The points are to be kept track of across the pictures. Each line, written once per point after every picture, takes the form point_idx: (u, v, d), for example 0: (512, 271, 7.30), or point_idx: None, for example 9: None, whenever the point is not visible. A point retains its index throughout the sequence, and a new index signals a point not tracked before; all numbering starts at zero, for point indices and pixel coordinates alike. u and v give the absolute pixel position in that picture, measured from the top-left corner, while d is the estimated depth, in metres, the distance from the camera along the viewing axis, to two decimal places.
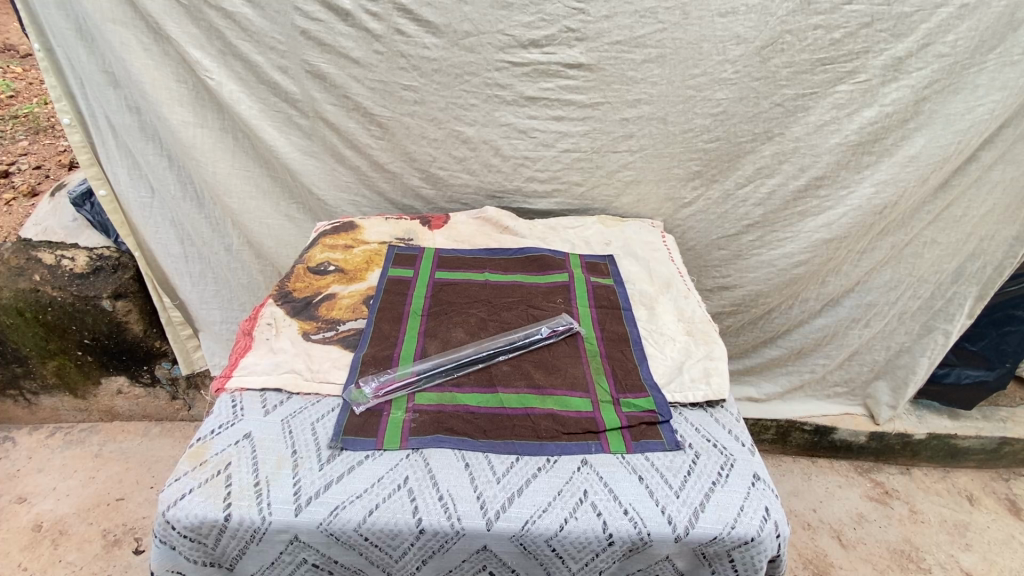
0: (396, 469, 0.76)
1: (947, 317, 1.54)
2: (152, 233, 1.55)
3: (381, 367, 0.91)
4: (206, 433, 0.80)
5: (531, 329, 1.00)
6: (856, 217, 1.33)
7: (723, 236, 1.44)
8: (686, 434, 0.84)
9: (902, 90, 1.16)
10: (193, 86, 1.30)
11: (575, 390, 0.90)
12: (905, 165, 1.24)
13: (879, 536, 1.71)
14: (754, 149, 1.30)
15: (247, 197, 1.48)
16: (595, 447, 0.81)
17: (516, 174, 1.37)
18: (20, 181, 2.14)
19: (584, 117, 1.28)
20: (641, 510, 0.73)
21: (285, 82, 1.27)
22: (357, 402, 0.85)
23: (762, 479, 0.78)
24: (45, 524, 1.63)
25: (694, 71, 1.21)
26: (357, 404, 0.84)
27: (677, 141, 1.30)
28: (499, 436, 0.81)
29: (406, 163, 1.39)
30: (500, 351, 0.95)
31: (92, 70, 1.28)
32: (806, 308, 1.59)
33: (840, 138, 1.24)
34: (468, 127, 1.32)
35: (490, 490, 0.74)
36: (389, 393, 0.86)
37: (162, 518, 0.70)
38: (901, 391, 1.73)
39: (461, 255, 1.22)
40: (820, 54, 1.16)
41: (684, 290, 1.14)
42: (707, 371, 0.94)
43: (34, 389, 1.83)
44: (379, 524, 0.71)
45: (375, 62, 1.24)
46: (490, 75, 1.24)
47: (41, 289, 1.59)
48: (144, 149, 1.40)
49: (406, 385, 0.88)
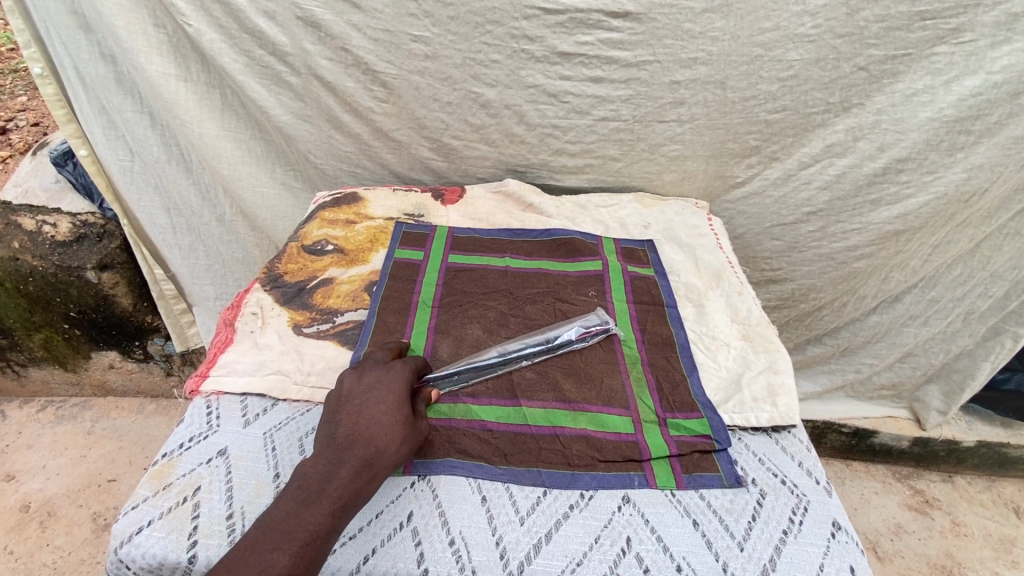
0: (398, 502, 0.63)
1: (1019, 318, 1.36)
2: (137, 200, 1.41)
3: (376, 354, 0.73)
4: (173, 447, 0.67)
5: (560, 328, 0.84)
6: (937, 206, 1.15)
7: (777, 223, 1.27)
8: (748, 466, 0.70)
9: (1015, 55, 0.97)
10: (173, 33, 1.14)
11: (612, 406, 0.75)
12: (1006, 148, 1.06)
13: (918, 549, 1.58)
14: (826, 122, 1.11)
15: (238, 162, 1.33)
16: (638, 480, 0.67)
17: (543, 145, 1.21)
18: (16, 140, 2.02)
19: (627, 78, 1.09)
20: (697, 567, 0.59)
21: (273, 31, 1.10)
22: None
23: (843, 529, 0.64)
24: (33, 504, 1.55)
25: (765, 25, 1.01)
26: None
27: (735, 110, 1.11)
28: (522, 462, 0.68)
29: (415, 130, 1.22)
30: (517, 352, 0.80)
31: (57, 10, 1.12)
32: (862, 306, 1.42)
33: (932, 111, 1.05)
34: (488, 88, 1.14)
35: (511, 534, 0.61)
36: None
37: (115, 556, 0.58)
38: (955, 397, 1.55)
39: (479, 235, 1.07)
40: (921, 6, 0.96)
41: (737, 284, 0.98)
42: (772, 388, 0.78)
43: (22, 361, 1.73)
44: (376, 574, 0.58)
45: (380, 7, 1.06)
46: (517, 25, 1.05)
47: (20, 257, 1.45)
48: (123, 106, 1.25)
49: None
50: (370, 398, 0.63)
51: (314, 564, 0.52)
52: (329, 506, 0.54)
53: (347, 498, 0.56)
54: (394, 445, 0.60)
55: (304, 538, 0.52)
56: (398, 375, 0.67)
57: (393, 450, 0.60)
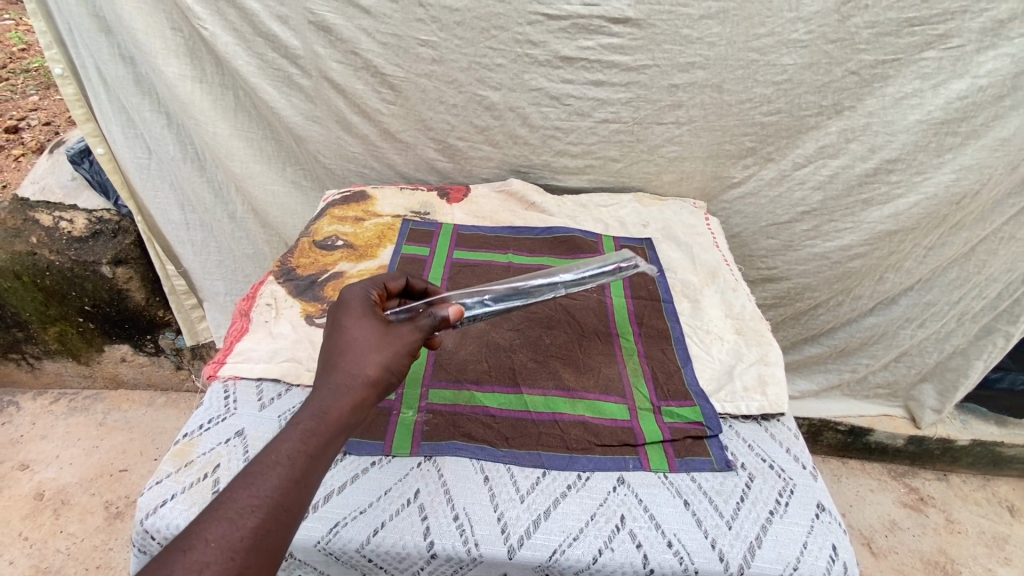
0: (406, 480, 0.67)
1: (1010, 317, 1.39)
2: (152, 197, 1.46)
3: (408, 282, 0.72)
4: (193, 428, 0.71)
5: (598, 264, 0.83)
6: (927, 207, 1.19)
7: (773, 223, 1.31)
8: (738, 451, 0.74)
9: (1000, 60, 1.00)
10: (189, 36, 1.18)
11: (609, 394, 0.79)
12: (993, 150, 1.09)
13: (911, 545, 1.61)
14: (820, 124, 1.15)
15: (250, 161, 1.37)
16: (633, 463, 0.71)
17: (545, 146, 1.25)
18: (28, 138, 2.07)
19: (627, 82, 1.13)
20: (688, 543, 0.63)
21: (285, 34, 1.14)
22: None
23: (826, 510, 0.67)
24: (47, 493, 1.60)
25: (760, 31, 1.04)
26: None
27: (732, 112, 1.15)
28: (523, 445, 0.72)
29: (422, 131, 1.26)
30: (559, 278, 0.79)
31: (79, 13, 1.16)
32: (857, 305, 1.45)
33: (921, 114, 1.08)
34: (493, 91, 1.18)
35: (512, 511, 0.65)
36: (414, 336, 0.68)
37: (141, 526, 0.62)
38: (949, 395, 1.58)
39: (483, 233, 1.11)
40: (910, 12, 0.99)
41: (732, 281, 1.01)
42: (763, 378, 0.82)
43: (36, 353, 1.77)
44: (384, 546, 0.62)
45: (389, 11, 1.10)
46: (521, 30, 1.09)
47: (38, 252, 1.50)
48: (140, 105, 1.30)
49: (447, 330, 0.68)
50: (329, 330, 0.59)
51: (282, 493, 0.47)
52: (298, 429, 0.50)
53: (319, 421, 0.51)
54: (362, 361, 0.55)
55: (269, 463, 0.48)
56: (360, 298, 0.62)
57: (365, 367, 0.55)
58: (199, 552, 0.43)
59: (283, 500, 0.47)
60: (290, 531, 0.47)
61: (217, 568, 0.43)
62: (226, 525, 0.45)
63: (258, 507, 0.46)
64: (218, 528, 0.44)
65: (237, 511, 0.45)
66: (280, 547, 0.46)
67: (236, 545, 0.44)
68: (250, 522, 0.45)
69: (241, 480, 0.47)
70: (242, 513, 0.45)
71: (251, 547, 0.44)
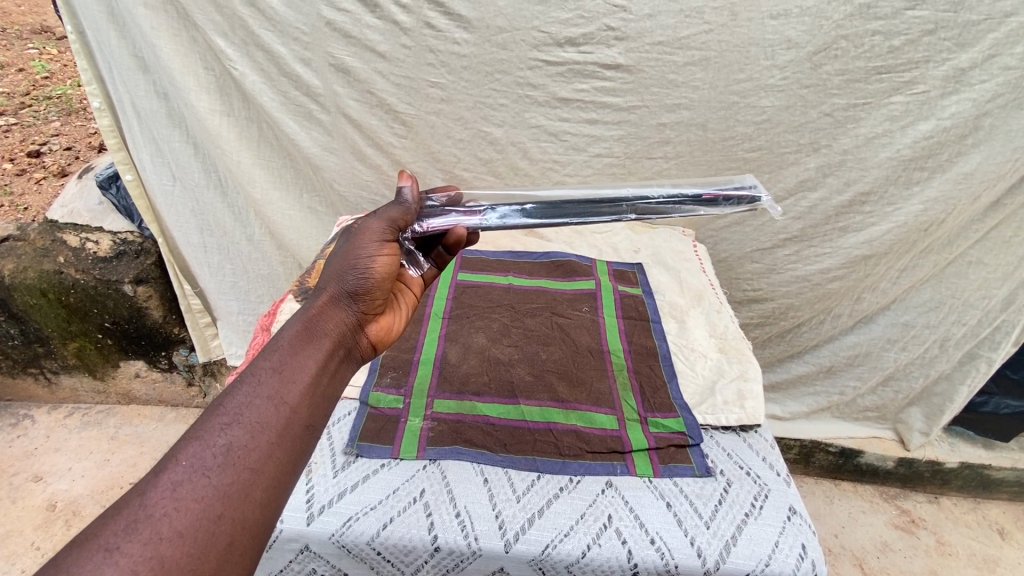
0: (412, 480, 0.74)
1: (992, 344, 1.45)
2: (175, 221, 1.55)
3: (434, 192, 0.85)
4: None
5: (693, 194, 0.77)
6: (899, 234, 1.27)
7: (757, 248, 1.41)
8: (717, 459, 0.80)
9: (962, 103, 1.09)
10: (220, 75, 1.30)
11: (600, 406, 0.86)
12: (958, 183, 1.17)
13: (903, 566, 1.61)
14: (798, 160, 1.24)
15: (269, 187, 1.46)
16: (620, 469, 0.77)
17: (545, 177, 1.34)
18: (51, 162, 2.18)
19: (619, 120, 1.23)
20: (668, 540, 0.69)
21: (308, 75, 1.25)
22: (404, 254, 0.77)
23: (798, 513, 0.73)
24: (59, 504, 1.64)
25: (740, 76, 1.14)
26: (404, 261, 0.77)
27: (716, 148, 1.25)
28: (520, 450, 0.79)
29: (430, 162, 1.37)
30: (627, 199, 0.76)
31: (121, 53, 1.27)
32: (838, 324, 1.53)
33: (891, 152, 1.18)
34: (497, 128, 1.28)
35: (509, 508, 0.72)
36: (439, 227, 0.76)
37: None
38: (936, 417, 1.63)
39: (485, 256, 1.19)
40: (876, 62, 1.09)
41: (717, 303, 1.09)
42: (741, 393, 0.89)
43: (54, 368, 1.84)
44: (392, 539, 0.68)
45: (402, 56, 1.21)
46: (524, 74, 1.19)
47: (64, 271, 1.57)
48: (170, 136, 1.39)
49: (474, 221, 0.76)
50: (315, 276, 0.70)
51: (248, 411, 0.52)
52: (268, 349, 0.58)
53: (286, 340, 0.59)
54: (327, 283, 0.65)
55: (240, 385, 0.54)
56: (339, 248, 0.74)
57: (323, 282, 0.66)
58: (172, 471, 0.47)
59: (257, 415, 0.52)
60: (266, 448, 0.51)
61: (191, 484, 0.47)
62: (198, 444, 0.49)
63: (231, 425, 0.51)
64: (190, 447, 0.49)
65: (206, 432, 0.50)
66: (256, 465, 0.50)
67: (209, 462, 0.48)
68: (223, 439, 0.50)
69: (217, 403, 0.53)
70: (212, 433, 0.50)
71: (223, 459, 0.49)
